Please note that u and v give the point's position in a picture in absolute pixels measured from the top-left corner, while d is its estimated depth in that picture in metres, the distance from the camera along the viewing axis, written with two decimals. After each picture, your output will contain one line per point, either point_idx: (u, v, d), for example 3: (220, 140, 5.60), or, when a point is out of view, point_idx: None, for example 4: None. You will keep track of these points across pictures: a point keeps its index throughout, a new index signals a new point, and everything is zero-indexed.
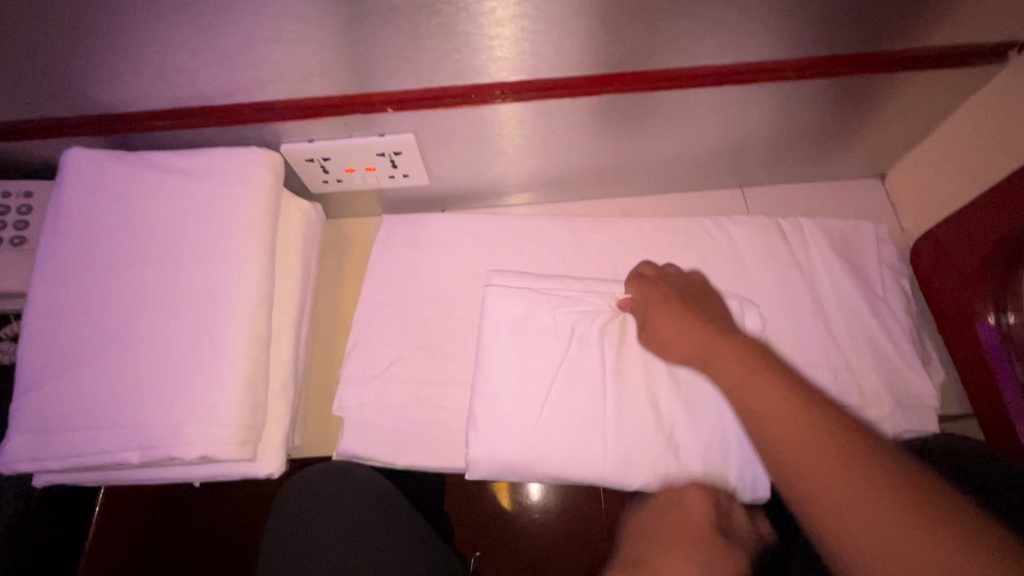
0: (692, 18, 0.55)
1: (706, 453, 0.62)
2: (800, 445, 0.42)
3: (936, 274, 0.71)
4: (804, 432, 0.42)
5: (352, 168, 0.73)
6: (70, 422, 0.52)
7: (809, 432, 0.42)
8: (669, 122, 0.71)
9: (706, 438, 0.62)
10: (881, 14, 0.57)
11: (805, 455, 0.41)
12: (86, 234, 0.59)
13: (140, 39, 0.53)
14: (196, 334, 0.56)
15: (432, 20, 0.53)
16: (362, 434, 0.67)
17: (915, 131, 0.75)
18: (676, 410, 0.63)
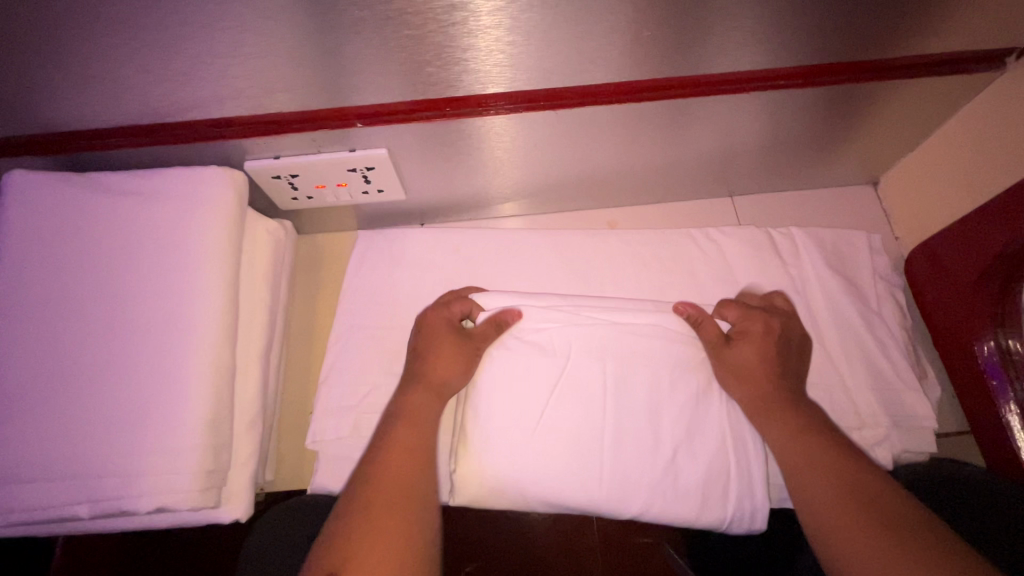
0: (678, 26, 0.52)
1: (706, 483, 0.59)
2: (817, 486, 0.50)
3: (931, 288, 0.69)
4: (828, 478, 0.50)
5: (322, 185, 0.69)
6: (12, 473, 0.48)
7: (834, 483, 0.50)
8: (654, 133, 0.68)
9: (708, 465, 0.59)
10: (875, 21, 0.54)
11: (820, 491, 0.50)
12: (27, 266, 0.54)
13: (80, 55, 0.49)
14: (152, 374, 0.52)
15: (400, 32, 0.49)
16: (338, 468, 0.64)
17: (909, 138, 0.73)
18: (676, 430, 0.60)
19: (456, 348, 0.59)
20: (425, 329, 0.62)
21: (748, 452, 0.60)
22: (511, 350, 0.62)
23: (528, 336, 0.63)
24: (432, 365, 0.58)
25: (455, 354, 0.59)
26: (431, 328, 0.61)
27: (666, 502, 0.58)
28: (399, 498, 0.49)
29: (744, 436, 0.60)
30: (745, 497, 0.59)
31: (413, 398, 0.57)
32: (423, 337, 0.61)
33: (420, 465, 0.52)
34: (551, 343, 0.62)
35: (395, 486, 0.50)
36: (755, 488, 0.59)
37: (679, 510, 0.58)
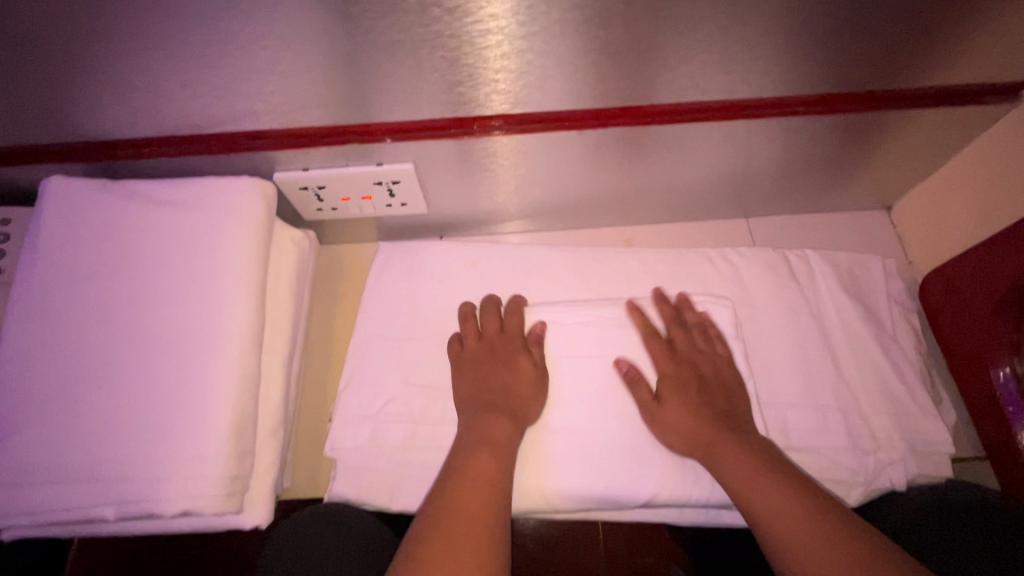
0: (704, 52, 0.53)
1: None
2: (763, 504, 0.50)
3: (945, 313, 0.69)
4: (776, 491, 0.51)
5: (348, 197, 0.71)
6: (40, 473, 0.49)
7: (786, 498, 0.50)
8: (673, 154, 0.70)
9: None
10: (894, 52, 0.56)
11: (772, 501, 0.50)
12: (62, 268, 0.55)
13: (127, 70, 0.51)
14: (180, 378, 0.52)
15: (435, 53, 0.51)
16: (355, 477, 0.64)
17: (922, 165, 0.74)
18: None
19: (529, 369, 0.63)
20: (496, 350, 0.64)
21: None
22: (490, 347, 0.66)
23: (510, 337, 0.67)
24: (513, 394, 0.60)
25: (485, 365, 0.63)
26: (508, 350, 0.64)
27: (681, 485, 0.60)
28: (486, 491, 0.51)
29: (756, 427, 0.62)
30: None
31: (492, 421, 0.57)
32: (490, 358, 0.63)
33: (502, 461, 0.54)
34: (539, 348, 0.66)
35: (486, 480, 0.52)
36: None
37: (693, 491, 0.60)
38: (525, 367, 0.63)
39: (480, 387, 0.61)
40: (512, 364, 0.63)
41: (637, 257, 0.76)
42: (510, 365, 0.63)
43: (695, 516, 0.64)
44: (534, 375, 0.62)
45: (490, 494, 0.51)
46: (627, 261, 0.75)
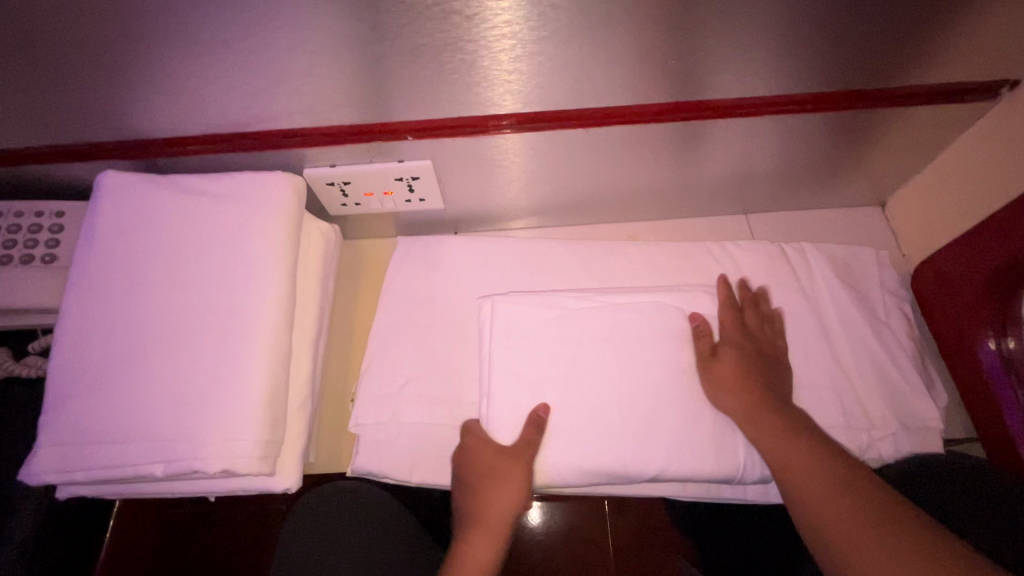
0: (699, 53, 0.58)
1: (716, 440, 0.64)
2: (808, 477, 0.54)
3: (937, 301, 0.73)
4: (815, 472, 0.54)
5: (370, 192, 0.76)
6: (97, 433, 0.54)
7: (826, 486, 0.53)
8: (676, 152, 0.74)
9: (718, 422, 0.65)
10: (877, 53, 0.60)
11: (813, 488, 0.53)
12: (115, 252, 0.61)
13: (179, 72, 0.57)
14: (220, 351, 0.57)
15: (454, 56, 0.56)
16: (376, 451, 0.69)
17: (913, 161, 0.78)
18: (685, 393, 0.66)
19: (511, 476, 0.62)
20: (479, 464, 0.63)
21: None
22: (506, 330, 0.68)
23: (526, 324, 0.69)
24: (487, 503, 0.62)
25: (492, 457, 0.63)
26: (493, 469, 0.63)
27: (685, 460, 0.63)
28: (480, 569, 0.59)
29: None
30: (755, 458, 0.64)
31: (494, 500, 0.62)
32: (478, 480, 0.63)
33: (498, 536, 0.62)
34: (552, 331, 0.68)
35: (484, 558, 0.60)
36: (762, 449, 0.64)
37: (699, 464, 0.63)
38: (507, 469, 0.62)
39: (487, 470, 0.63)
40: (499, 482, 0.62)
41: (642, 249, 0.80)
42: (495, 471, 0.63)
43: (697, 489, 0.67)
44: (515, 478, 0.62)
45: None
46: (631, 252, 0.80)
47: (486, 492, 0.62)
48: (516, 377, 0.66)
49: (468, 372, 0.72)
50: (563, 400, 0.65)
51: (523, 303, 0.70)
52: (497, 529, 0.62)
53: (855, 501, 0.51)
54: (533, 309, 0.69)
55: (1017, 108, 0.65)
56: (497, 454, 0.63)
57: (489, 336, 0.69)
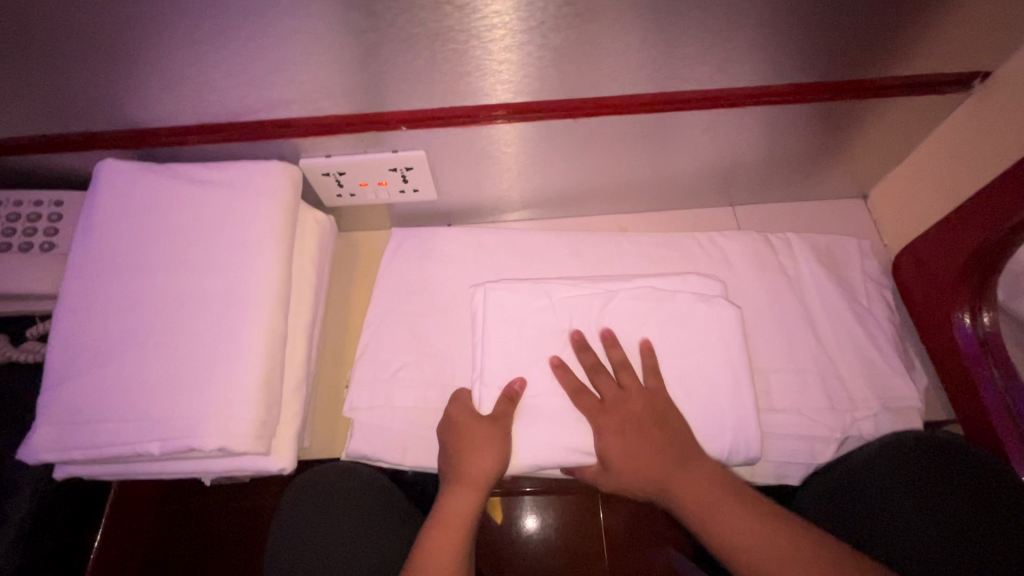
0: (683, 43, 0.60)
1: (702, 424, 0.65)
2: (732, 525, 0.58)
3: (917, 287, 0.75)
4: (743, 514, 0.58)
5: (364, 183, 0.78)
6: (96, 413, 0.55)
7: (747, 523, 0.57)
8: (663, 143, 0.76)
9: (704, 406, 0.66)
10: (854, 45, 0.63)
11: (734, 530, 0.57)
12: (114, 238, 0.62)
13: (178, 61, 0.58)
14: (217, 333, 0.59)
15: (446, 45, 0.58)
16: (370, 436, 0.70)
17: (893, 152, 0.80)
18: (673, 377, 0.67)
19: (488, 436, 0.63)
20: (459, 426, 0.64)
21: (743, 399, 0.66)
22: (496, 315, 0.70)
23: (515, 311, 0.70)
24: (465, 463, 0.62)
25: (476, 429, 0.64)
26: (471, 429, 0.64)
27: None
28: (459, 525, 0.61)
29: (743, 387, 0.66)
30: (740, 440, 0.65)
31: (476, 461, 0.62)
32: (454, 442, 0.64)
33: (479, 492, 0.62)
34: (541, 317, 0.70)
35: (461, 513, 0.61)
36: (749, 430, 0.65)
37: None
38: (483, 430, 0.63)
39: (467, 439, 0.63)
40: (477, 439, 0.63)
41: (631, 240, 0.82)
42: (476, 436, 0.63)
43: None
44: (491, 438, 0.63)
45: (460, 534, 0.61)
46: (620, 243, 0.81)
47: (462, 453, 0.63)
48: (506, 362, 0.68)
49: (461, 359, 0.73)
50: (551, 385, 0.67)
51: (512, 289, 0.71)
52: (475, 484, 0.62)
53: (759, 520, 0.58)
54: (522, 295, 0.70)
55: (990, 99, 0.68)
56: (476, 421, 0.65)
57: (481, 323, 0.70)
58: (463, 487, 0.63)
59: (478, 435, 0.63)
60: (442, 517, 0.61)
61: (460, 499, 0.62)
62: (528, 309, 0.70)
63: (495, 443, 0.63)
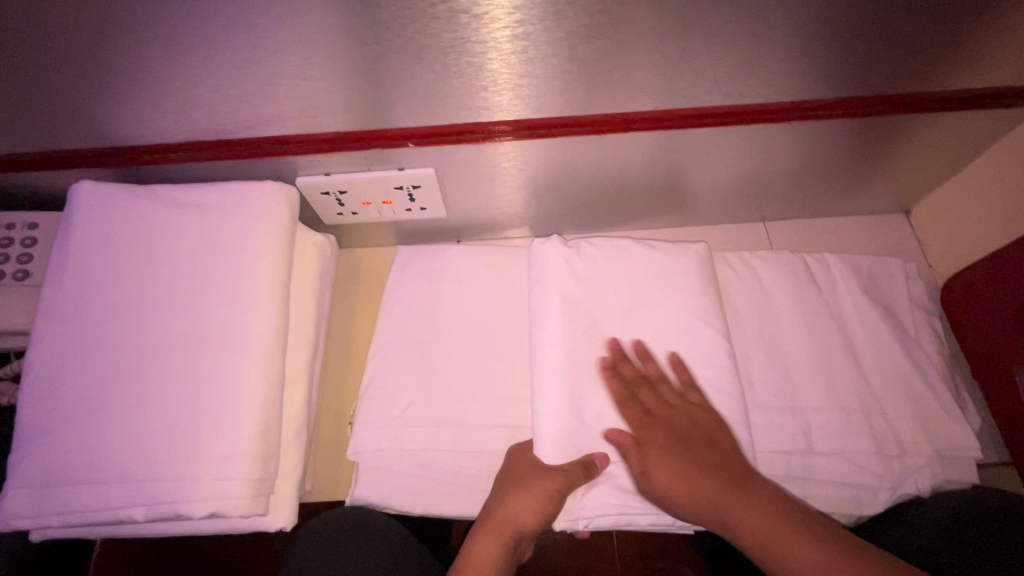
0: (727, 54, 0.54)
1: (777, 424, 0.64)
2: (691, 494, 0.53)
3: (969, 317, 0.69)
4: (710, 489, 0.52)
5: (368, 201, 0.71)
6: (72, 474, 0.50)
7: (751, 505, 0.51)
8: (694, 157, 0.70)
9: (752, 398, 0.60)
10: (919, 55, 0.56)
11: (686, 480, 0.53)
12: (91, 272, 0.56)
13: (158, 75, 0.52)
14: (208, 380, 0.53)
15: (461, 58, 0.52)
16: (377, 480, 0.65)
17: (944, 166, 0.74)
18: None
19: (543, 489, 0.56)
20: (518, 471, 0.58)
21: (813, 402, 0.65)
22: (543, 292, 0.63)
23: (566, 293, 0.63)
24: (506, 508, 0.56)
25: (536, 492, 0.56)
26: (525, 477, 0.57)
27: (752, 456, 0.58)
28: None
29: (799, 390, 0.66)
30: (845, 455, 0.62)
31: (516, 503, 0.56)
32: (504, 483, 0.59)
33: (505, 538, 0.56)
34: (578, 298, 0.63)
35: (485, 564, 0.54)
36: (842, 442, 0.63)
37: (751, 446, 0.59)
38: (538, 483, 0.56)
39: (524, 501, 0.56)
40: (526, 487, 0.56)
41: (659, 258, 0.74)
42: (523, 479, 0.57)
43: None
44: (541, 495, 0.55)
45: None
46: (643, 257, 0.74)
47: (506, 497, 0.57)
48: (558, 377, 0.59)
49: (474, 396, 0.67)
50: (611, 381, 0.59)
51: (554, 280, 0.63)
52: (507, 533, 0.56)
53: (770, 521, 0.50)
54: (555, 267, 0.64)
55: None
56: (534, 471, 0.57)
57: (535, 304, 0.63)
58: (493, 540, 0.56)
59: (531, 494, 0.56)
60: (464, 569, 0.54)
61: (480, 556, 0.55)
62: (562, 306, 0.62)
63: (547, 500, 0.56)
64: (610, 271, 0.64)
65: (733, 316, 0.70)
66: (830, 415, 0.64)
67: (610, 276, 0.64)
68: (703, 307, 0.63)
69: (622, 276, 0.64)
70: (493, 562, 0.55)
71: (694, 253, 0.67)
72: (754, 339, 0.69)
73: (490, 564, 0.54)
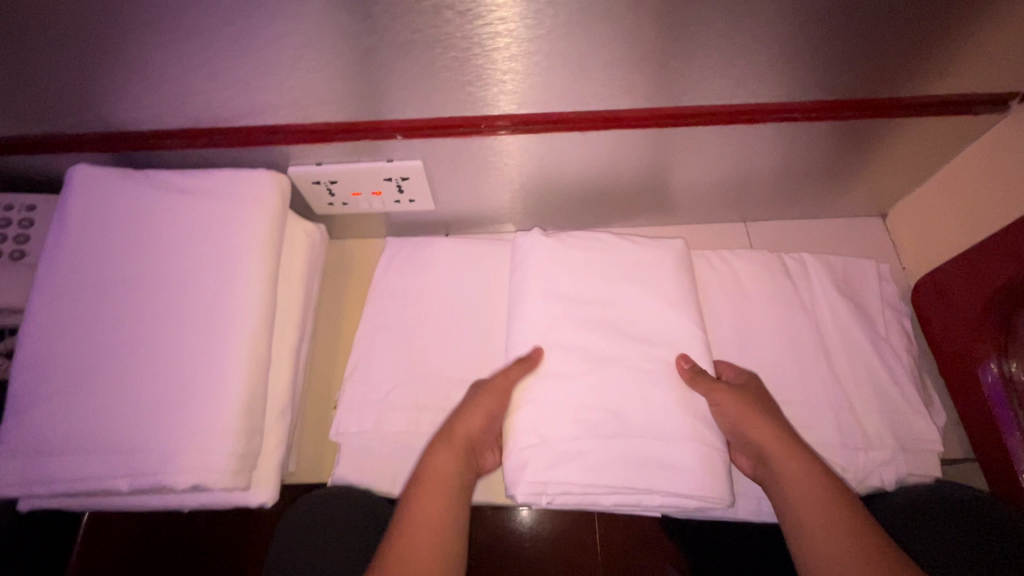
0: (704, 56, 0.56)
1: None
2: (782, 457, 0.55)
3: (939, 317, 0.71)
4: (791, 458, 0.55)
5: (358, 192, 0.73)
6: (60, 444, 0.51)
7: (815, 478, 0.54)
8: (676, 156, 0.72)
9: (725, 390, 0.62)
10: (888, 61, 0.58)
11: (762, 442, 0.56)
12: (85, 250, 0.58)
13: (154, 63, 0.54)
14: (195, 357, 0.55)
15: (447, 53, 0.54)
16: (360, 463, 0.67)
17: (918, 171, 0.76)
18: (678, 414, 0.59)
19: (493, 394, 0.59)
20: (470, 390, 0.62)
21: (785, 395, 0.67)
22: (526, 281, 0.65)
23: (548, 282, 0.65)
24: (459, 420, 0.59)
25: (487, 399, 0.59)
26: (476, 391, 0.61)
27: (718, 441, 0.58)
28: (439, 529, 0.53)
29: (772, 383, 0.68)
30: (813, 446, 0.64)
31: (467, 413, 0.59)
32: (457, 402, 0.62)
33: (461, 447, 0.58)
34: (561, 287, 0.65)
35: (443, 476, 0.56)
36: (811, 433, 0.65)
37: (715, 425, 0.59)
38: (489, 389, 0.59)
39: (477, 412, 0.59)
40: (478, 397, 0.59)
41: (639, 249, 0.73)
42: (474, 395, 0.60)
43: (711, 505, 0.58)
44: (490, 400, 0.59)
45: (444, 491, 0.55)
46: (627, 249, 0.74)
47: (458, 413, 0.60)
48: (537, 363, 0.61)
49: (456, 383, 0.69)
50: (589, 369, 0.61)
51: (536, 269, 0.65)
52: (464, 443, 0.58)
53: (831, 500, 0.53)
54: (536, 256, 0.66)
55: None
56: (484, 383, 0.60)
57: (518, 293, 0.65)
58: (448, 453, 0.57)
59: (483, 403, 0.59)
60: (424, 477, 0.56)
61: (437, 466, 0.56)
62: (544, 295, 0.64)
63: (496, 409, 0.59)
64: (591, 262, 0.66)
65: (710, 311, 0.73)
66: (799, 407, 0.66)
67: (591, 267, 0.66)
68: (681, 299, 0.65)
69: (602, 268, 0.66)
70: (450, 470, 0.56)
71: (672, 248, 0.69)
72: (730, 334, 0.71)
73: (448, 472, 0.56)
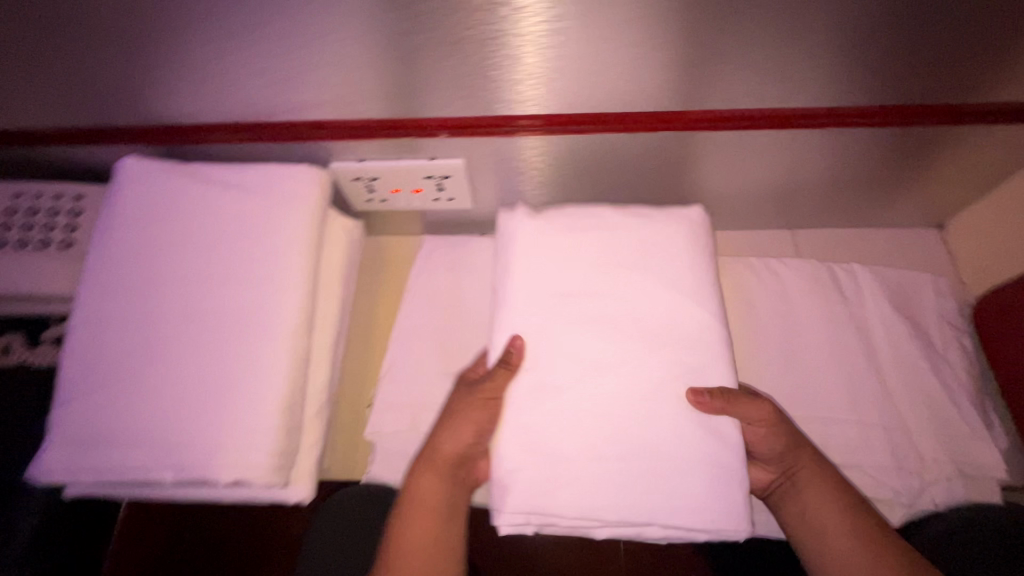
0: (765, 56, 0.54)
1: None
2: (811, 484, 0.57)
3: (1002, 336, 0.67)
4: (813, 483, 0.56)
5: (398, 190, 0.72)
6: (107, 434, 0.52)
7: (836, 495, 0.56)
8: (726, 160, 0.69)
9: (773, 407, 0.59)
10: (962, 64, 0.55)
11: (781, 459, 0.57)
12: (132, 241, 0.59)
13: (205, 56, 0.54)
14: (236, 353, 0.55)
15: (498, 50, 0.52)
16: (394, 463, 0.66)
17: (984, 181, 0.72)
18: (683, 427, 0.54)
19: (474, 413, 0.57)
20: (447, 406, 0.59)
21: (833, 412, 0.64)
22: None
23: None
24: (437, 440, 0.58)
25: (468, 422, 0.57)
26: (455, 407, 0.58)
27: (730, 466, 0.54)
28: (431, 532, 0.55)
29: (820, 400, 0.65)
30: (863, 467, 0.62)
31: (443, 435, 0.57)
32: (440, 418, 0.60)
33: (444, 471, 0.57)
34: None
35: (428, 497, 0.56)
36: (862, 454, 0.62)
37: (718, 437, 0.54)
38: (468, 410, 0.57)
39: (460, 435, 0.57)
40: (455, 416, 0.57)
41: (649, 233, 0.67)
42: (449, 413, 0.58)
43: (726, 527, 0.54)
44: (476, 420, 0.57)
45: (433, 514, 0.56)
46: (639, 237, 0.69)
47: (437, 431, 0.58)
48: None
49: None
50: None
51: None
52: (447, 464, 0.57)
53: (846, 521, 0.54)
54: None
55: None
56: (465, 397, 0.58)
57: None
58: (433, 477, 0.57)
59: (465, 421, 0.57)
60: (410, 501, 0.56)
61: (423, 491, 0.56)
62: None
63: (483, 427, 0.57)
64: None
65: (756, 322, 0.70)
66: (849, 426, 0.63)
67: None
68: None
69: None
70: (435, 497, 0.56)
71: None
72: (777, 346, 0.68)
73: (434, 499, 0.56)
